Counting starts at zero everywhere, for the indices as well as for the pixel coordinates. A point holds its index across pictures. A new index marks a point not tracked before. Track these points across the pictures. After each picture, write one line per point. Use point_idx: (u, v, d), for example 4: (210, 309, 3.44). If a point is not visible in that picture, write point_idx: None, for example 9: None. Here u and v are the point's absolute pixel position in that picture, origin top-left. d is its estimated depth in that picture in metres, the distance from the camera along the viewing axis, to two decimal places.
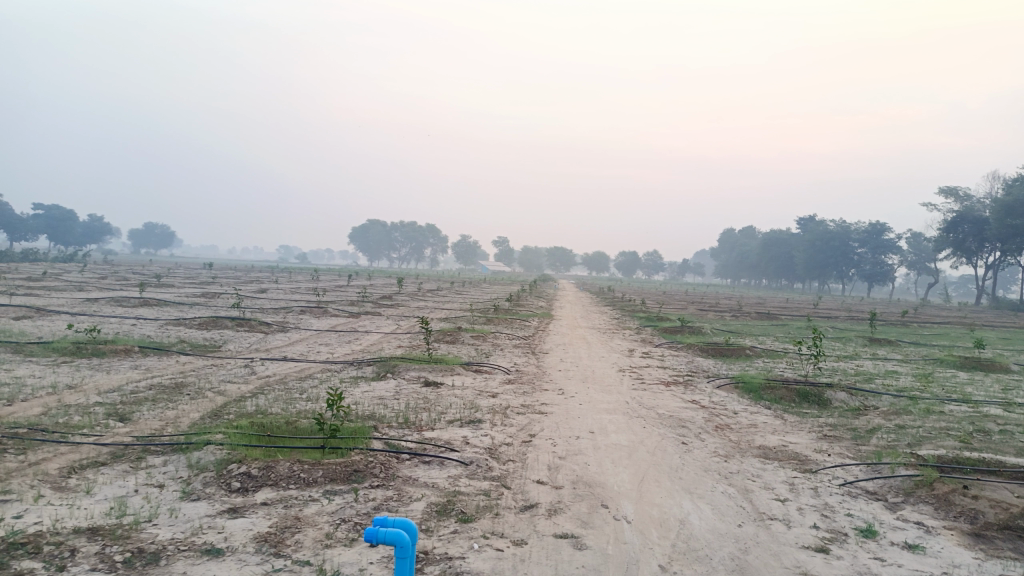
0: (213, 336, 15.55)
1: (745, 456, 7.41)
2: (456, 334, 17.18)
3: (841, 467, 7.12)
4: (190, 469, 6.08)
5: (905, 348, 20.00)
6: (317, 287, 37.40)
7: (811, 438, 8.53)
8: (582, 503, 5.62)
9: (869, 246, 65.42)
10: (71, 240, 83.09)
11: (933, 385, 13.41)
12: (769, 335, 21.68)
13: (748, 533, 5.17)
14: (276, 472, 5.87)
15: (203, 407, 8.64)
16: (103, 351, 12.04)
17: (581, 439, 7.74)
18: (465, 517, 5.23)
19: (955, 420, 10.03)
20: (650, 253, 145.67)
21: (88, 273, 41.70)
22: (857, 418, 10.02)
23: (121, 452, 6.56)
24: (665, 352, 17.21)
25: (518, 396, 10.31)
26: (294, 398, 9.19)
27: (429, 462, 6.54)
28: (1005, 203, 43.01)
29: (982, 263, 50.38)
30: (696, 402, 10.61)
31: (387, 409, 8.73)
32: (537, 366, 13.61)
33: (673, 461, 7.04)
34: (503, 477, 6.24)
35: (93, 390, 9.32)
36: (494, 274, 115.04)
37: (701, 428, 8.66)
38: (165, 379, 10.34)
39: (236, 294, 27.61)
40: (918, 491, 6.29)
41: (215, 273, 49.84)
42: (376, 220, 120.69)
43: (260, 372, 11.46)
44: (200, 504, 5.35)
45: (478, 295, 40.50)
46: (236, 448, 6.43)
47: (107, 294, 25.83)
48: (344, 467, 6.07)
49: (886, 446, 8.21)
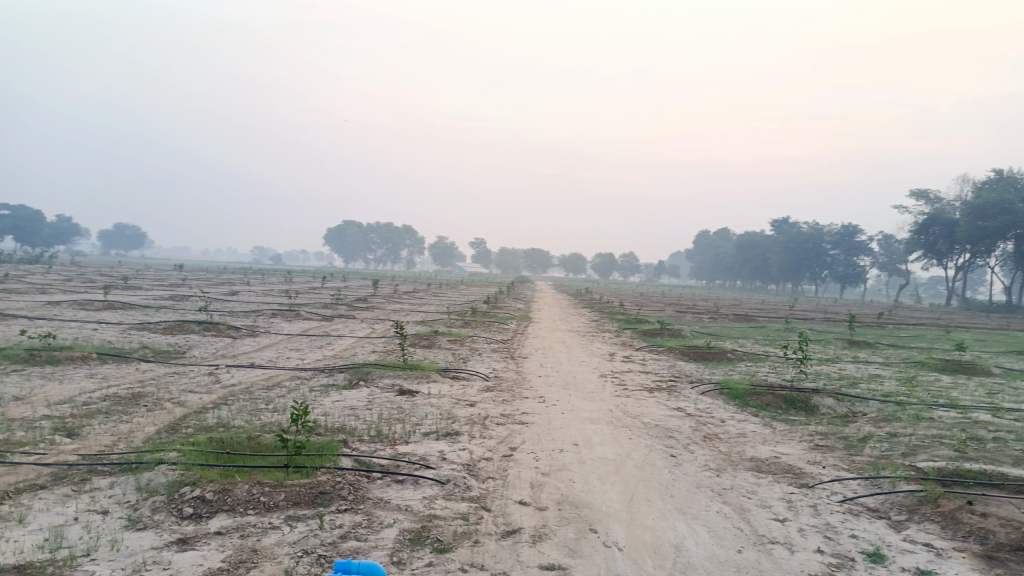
0: (177, 341, 14.89)
1: (738, 470, 7.03)
2: (432, 337, 16.68)
3: (838, 481, 6.76)
4: (138, 492, 5.54)
5: (885, 351, 19.81)
6: (291, 290, 36.50)
7: (803, 449, 8.17)
8: (569, 527, 5.19)
9: (842, 248, 66.00)
10: (38, 240, 81.13)
11: (918, 390, 13.20)
12: (749, 338, 21.45)
13: (749, 561, 4.77)
14: (233, 495, 5.35)
15: (160, 419, 8.06)
16: (58, 358, 11.35)
17: (565, 453, 7.30)
18: (441, 546, 4.76)
19: (946, 427, 9.75)
20: (627, 256, 146.38)
21: (51, 274, 40.46)
22: (847, 426, 9.69)
23: (64, 472, 5.98)
24: (646, 355, 16.87)
25: (497, 404, 9.85)
26: (259, 410, 8.64)
27: (402, 481, 6.05)
28: (974, 205, 43.51)
29: (952, 264, 50.97)
30: (681, 409, 10.21)
31: (359, 421, 8.22)
32: (516, 372, 13.16)
33: (663, 476, 6.62)
34: (482, 498, 5.78)
35: (42, 401, 8.67)
36: (470, 275, 114.55)
37: (689, 439, 8.26)
38: (123, 388, 9.71)
39: (205, 296, 26.77)
40: (922, 508, 5.93)
41: (186, 275, 48.82)
42: (351, 222, 119.92)
43: (225, 380, 10.87)
44: (147, 534, 4.82)
45: (454, 297, 39.90)
46: (191, 469, 5.89)
47: (68, 297, 24.84)
48: (309, 489, 5.56)
49: (880, 456, 7.89)
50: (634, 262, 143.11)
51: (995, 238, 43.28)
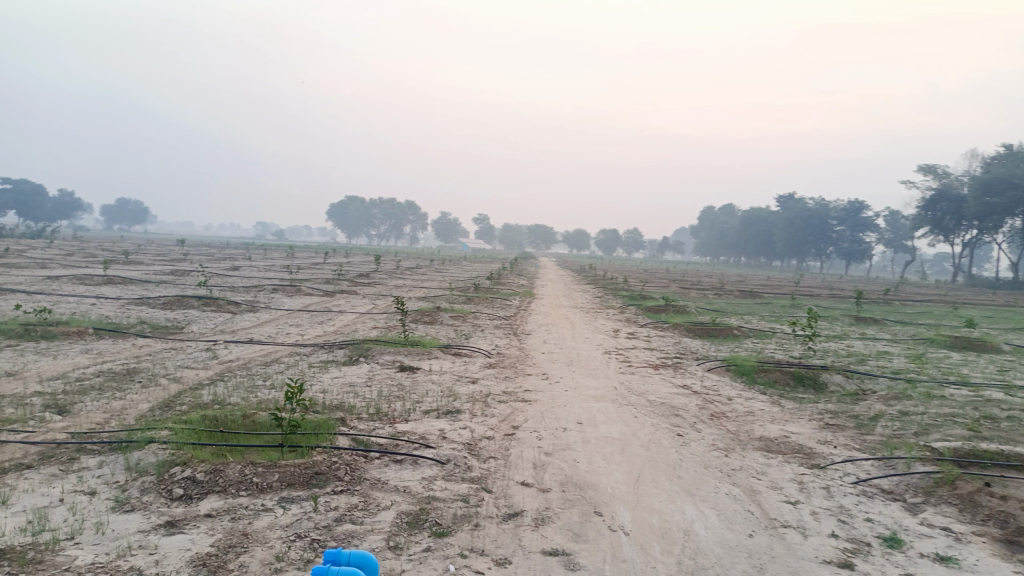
0: (176, 316, 14.69)
1: (747, 450, 6.81)
2: (434, 313, 16.48)
3: (850, 462, 6.54)
4: (127, 472, 5.35)
5: (893, 328, 19.54)
6: (292, 265, 36.31)
7: (813, 428, 7.96)
8: (573, 510, 4.99)
9: (847, 224, 65.51)
10: (40, 214, 80.76)
11: (929, 367, 12.95)
12: (755, 314, 21.22)
13: (761, 546, 4.57)
14: (225, 476, 5.15)
15: (154, 396, 7.87)
16: (54, 334, 11.17)
17: (569, 432, 7.09)
18: (440, 530, 4.57)
19: (959, 405, 9.52)
20: (631, 232, 145.90)
21: (53, 249, 40.32)
22: (857, 404, 9.47)
23: (52, 452, 5.79)
24: (650, 332, 16.64)
25: (500, 381, 9.65)
26: (256, 387, 8.46)
27: (401, 462, 5.85)
28: (982, 181, 42.97)
29: (959, 240, 50.43)
30: (687, 387, 10.00)
31: (357, 398, 8.02)
32: (519, 349, 12.96)
33: (670, 457, 6.41)
34: (483, 479, 5.58)
35: (34, 377, 8.50)
36: (472, 251, 114.28)
37: (696, 418, 8.05)
38: (118, 364, 9.52)
39: (205, 271, 26.52)
40: (938, 490, 5.72)
41: (188, 250, 48.61)
42: (354, 197, 119.49)
43: (223, 356, 10.68)
44: (134, 517, 4.62)
45: (457, 273, 39.55)
46: (182, 448, 5.70)
47: (67, 272, 24.58)
48: (304, 469, 5.36)
49: (893, 436, 7.67)
50: (638, 238, 142.86)
51: (1003, 215, 42.78)
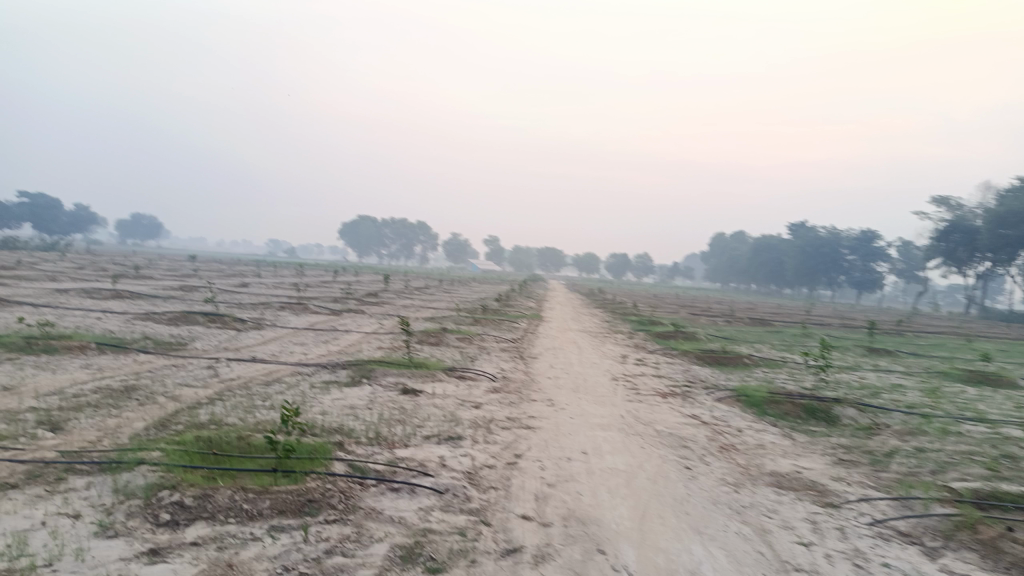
0: (180, 332, 14.57)
1: (757, 486, 6.57)
2: (440, 335, 16.30)
3: (866, 501, 6.29)
4: (115, 495, 5.18)
5: (906, 360, 19.18)
6: (301, 283, 36.38)
7: (826, 463, 7.70)
8: (575, 547, 4.77)
9: (859, 253, 65.01)
10: (56, 228, 81.48)
11: (944, 402, 12.62)
12: (765, 342, 20.92)
13: None
14: (214, 502, 4.98)
15: (151, 415, 7.72)
16: (55, 348, 11.07)
17: (573, 462, 6.88)
18: (434, 565, 4.35)
19: (976, 442, 9.21)
20: (642, 257, 145.72)
21: (65, 262, 40.46)
22: (871, 439, 9.19)
23: (39, 471, 5.63)
24: (659, 359, 16.38)
25: (504, 407, 9.44)
26: (255, 407, 8.29)
27: (398, 490, 5.66)
28: (997, 213, 42.57)
29: (972, 273, 49.91)
30: (695, 417, 9.73)
31: (357, 421, 7.83)
32: (524, 373, 12.74)
33: (677, 491, 6.18)
34: (482, 511, 5.37)
35: (31, 392, 8.36)
36: (481, 272, 114.37)
37: (704, 450, 7.82)
38: (116, 381, 9.36)
39: (213, 287, 26.47)
40: (959, 535, 5.45)
41: (199, 266, 48.75)
42: (366, 217, 119.95)
43: (224, 374, 10.52)
44: (116, 543, 4.44)
45: (466, 294, 39.39)
46: (173, 470, 5.52)
47: (74, 286, 24.57)
48: (296, 496, 5.18)
49: (908, 474, 7.39)
50: (648, 263, 142.49)
51: (1017, 247, 42.29)
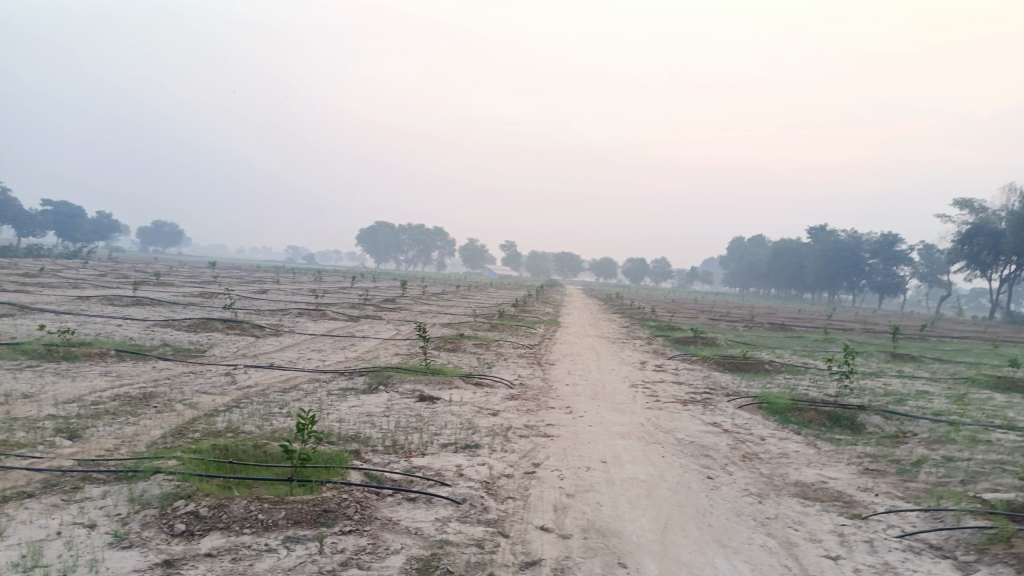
0: (199, 339, 14.62)
1: (782, 497, 6.41)
2: (458, 341, 16.23)
3: (895, 513, 6.11)
4: (130, 505, 5.14)
5: (931, 366, 18.85)
6: (319, 289, 36.59)
7: (852, 473, 7.51)
8: (594, 560, 4.66)
9: (881, 257, 64.16)
10: (80, 236, 82.65)
11: (972, 409, 12.34)
12: (786, 348, 20.66)
13: None
14: (229, 512, 4.91)
15: (168, 422, 7.70)
16: (75, 355, 11.12)
17: (592, 472, 6.77)
18: None
19: (1007, 451, 8.97)
20: (660, 262, 145.02)
21: (88, 269, 40.91)
22: (898, 448, 8.98)
23: (55, 480, 5.61)
24: (679, 365, 16.19)
25: (522, 414, 9.34)
26: (272, 415, 8.25)
27: (415, 499, 5.58)
28: (1022, 216, 41.81)
29: (997, 276, 49.10)
30: (716, 425, 9.57)
31: (374, 430, 7.76)
32: (542, 380, 12.63)
33: (699, 502, 6.05)
34: (500, 522, 5.27)
35: (50, 399, 8.38)
36: (498, 277, 114.38)
37: (726, 459, 7.66)
38: (135, 388, 9.38)
39: (232, 294, 26.64)
40: (993, 548, 5.26)
41: (220, 273, 49.13)
42: (383, 224, 120.45)
43: (241, 381, 10.51)
44: (130, 554, 4.39)
45: (484, 300, 39.36)
46: (188, 479, 5.48)
47: (97, 293, 24.83)
48: (312, 507, 5.11)
49: (938, 484, 7.19)
50: (665, 268, 141.82)
51: None
